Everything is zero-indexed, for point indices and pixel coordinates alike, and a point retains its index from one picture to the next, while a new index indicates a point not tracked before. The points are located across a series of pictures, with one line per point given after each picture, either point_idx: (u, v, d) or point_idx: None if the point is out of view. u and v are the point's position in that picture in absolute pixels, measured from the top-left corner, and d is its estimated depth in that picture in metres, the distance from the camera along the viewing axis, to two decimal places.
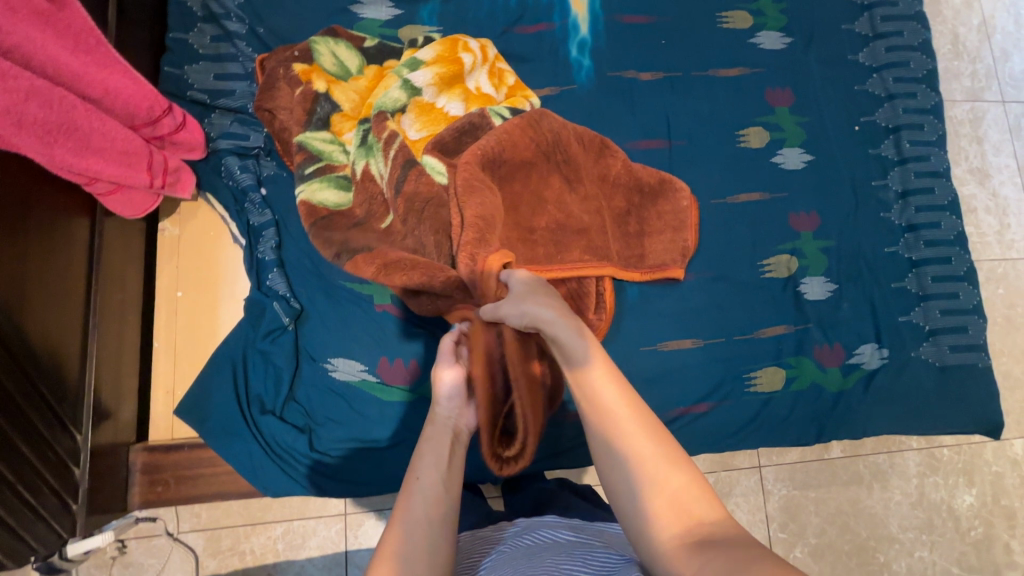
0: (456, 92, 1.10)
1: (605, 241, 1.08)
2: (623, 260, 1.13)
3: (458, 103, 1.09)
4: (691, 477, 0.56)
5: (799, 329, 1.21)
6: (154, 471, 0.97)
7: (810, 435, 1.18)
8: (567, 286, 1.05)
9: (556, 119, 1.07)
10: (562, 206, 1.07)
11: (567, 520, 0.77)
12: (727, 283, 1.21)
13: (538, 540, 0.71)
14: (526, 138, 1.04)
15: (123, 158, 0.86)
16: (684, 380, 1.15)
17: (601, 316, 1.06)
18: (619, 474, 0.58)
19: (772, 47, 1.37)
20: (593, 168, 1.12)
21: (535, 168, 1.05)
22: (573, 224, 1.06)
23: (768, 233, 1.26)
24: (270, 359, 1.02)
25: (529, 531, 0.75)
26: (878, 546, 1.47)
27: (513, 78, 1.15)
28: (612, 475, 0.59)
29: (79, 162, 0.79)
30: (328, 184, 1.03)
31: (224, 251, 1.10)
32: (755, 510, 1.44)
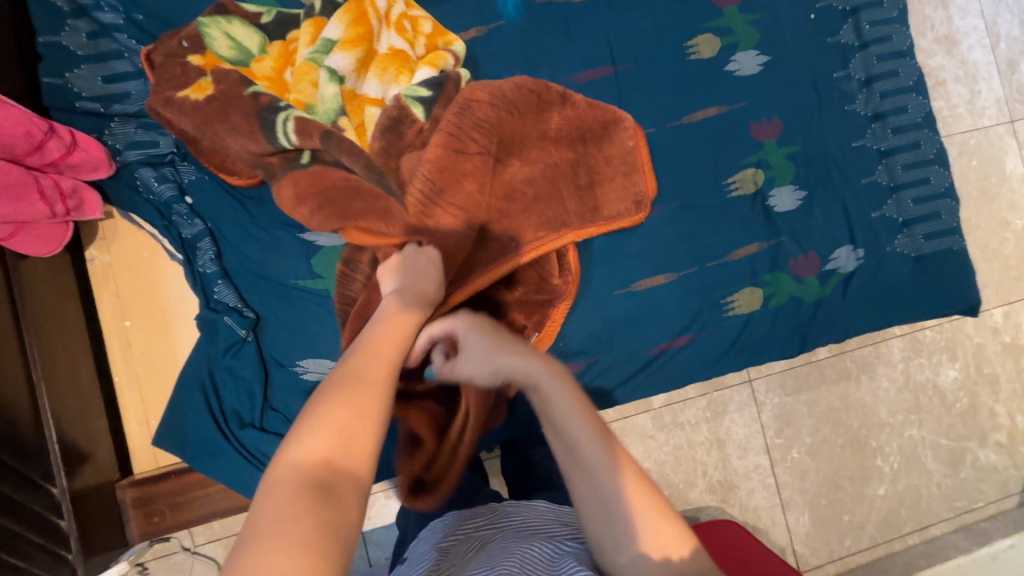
0: (372, 69, 1.01)
1: (554, 206, 1.05)
2: (583, 218, 1.07)
3: (375, 84, 1.01)
4: (675, 530, 0.56)
5: (771, 244, 1.18)
6: (146, 503, 0.96)
7: (794, 346, 1.17)
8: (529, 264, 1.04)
9: (485, 90, 1.03)
10: (506, 179, 1.03)
11: (554, 507, 0.79)
12: (694, 210, 1.17)
13: (519, 527, 0.74)
14: (466, 113, 1.00)
15: (10, 192, 0.79)
16: (663, 317, 1.13)
17: (566, 280, 1.06)
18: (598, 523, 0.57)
19: None
20: (538, 131, 1.06)
21: (481, 143, 0.99)
22: (518, 195, 1.04)
23: (730, 149, 1.20)
24: (238, 373, 0.99)
25: (515, 515, 0.78)
26: (869, 434, 1.53)
27: (428, 26, 1.06)
28: (596, 531, 0.57)
29: None
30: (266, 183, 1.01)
31: (163, 270, 1.03)
32: (751, 423, 1.48)
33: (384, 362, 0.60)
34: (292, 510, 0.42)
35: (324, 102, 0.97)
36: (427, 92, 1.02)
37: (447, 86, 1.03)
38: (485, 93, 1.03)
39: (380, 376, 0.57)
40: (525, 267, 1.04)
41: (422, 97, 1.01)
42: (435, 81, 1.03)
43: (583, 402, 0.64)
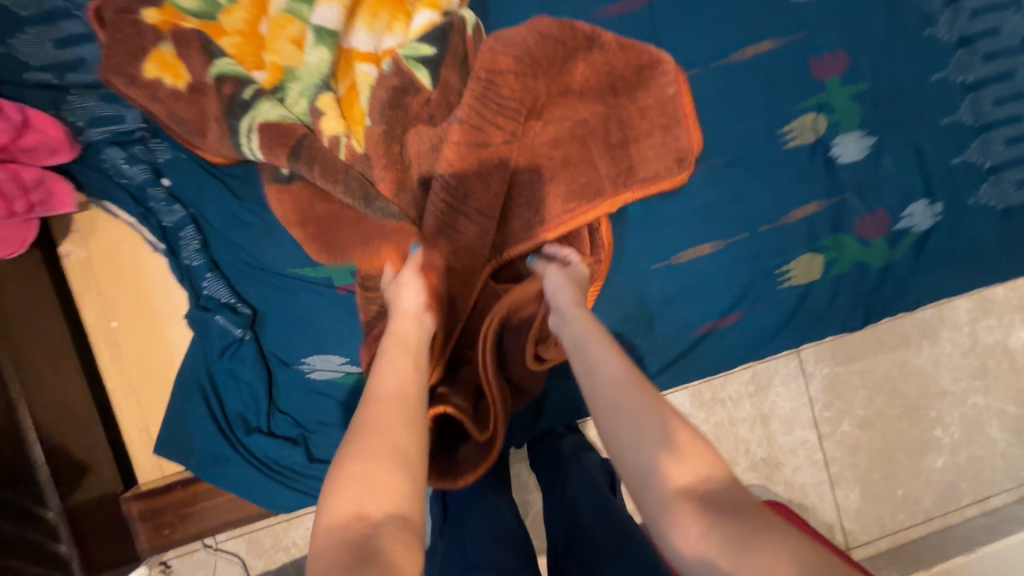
0: (360, 17, 0.86)
1: (582, 170, 0.92)
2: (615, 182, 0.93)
3: (365, 35, 0.87)
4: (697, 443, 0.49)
5: (834, 202, 1.02)
6: (154, 515, 0.89)
7: (857, 319, 1.03)
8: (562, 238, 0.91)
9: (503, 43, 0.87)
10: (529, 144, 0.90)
11: None
12: (743, 165, 1.01)
13: None
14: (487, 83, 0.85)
15: None
16: (708, 292, 1.00)
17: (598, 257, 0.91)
18: (623, 432, 0.51)
19: None
20: (560, 88, 0.92)
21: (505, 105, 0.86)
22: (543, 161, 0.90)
23: (786, 91, 1.02)
24: (239, 375, 0.90)
25: None
26: (929, 403, 1.40)
27: None
28: (616, 444, 0.52)
29: None
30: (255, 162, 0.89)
31: (147, 263, 0.92)
32: (797, 396, 1.36)
33: (405, 392, 0.58)
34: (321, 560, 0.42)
35: (307, 71, 0.84)
36: (430, 50, 0.87)
37: (451, 36, 0.87)
38: (505, 53, 0.87)
39: (399, 412, 0.55)
40: None
41: (424, 56, 0.87)
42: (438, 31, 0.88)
43: (607, 337, 0.64)
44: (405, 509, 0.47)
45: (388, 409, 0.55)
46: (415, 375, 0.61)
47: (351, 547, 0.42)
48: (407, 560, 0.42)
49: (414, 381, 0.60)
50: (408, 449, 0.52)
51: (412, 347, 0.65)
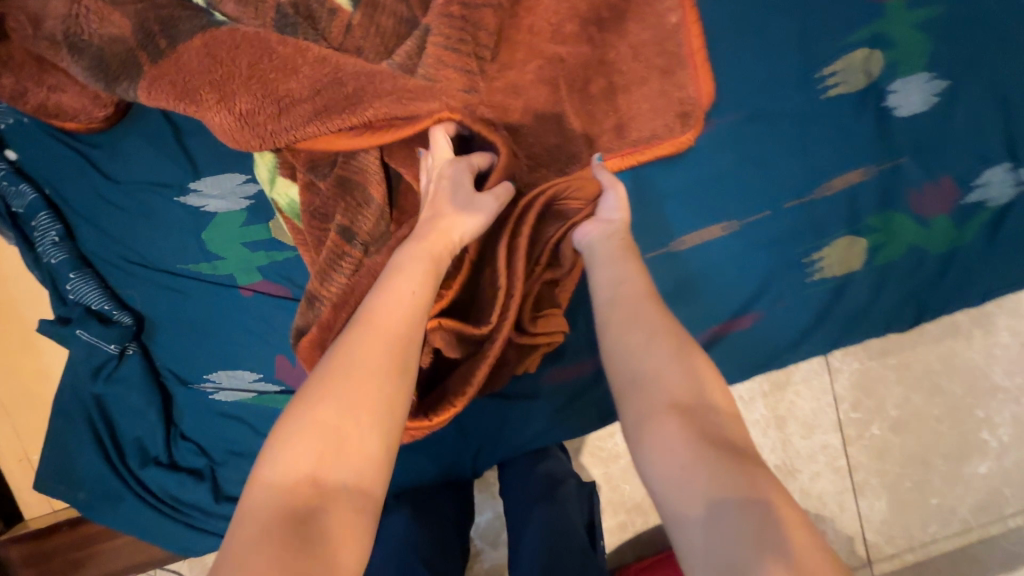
0: None
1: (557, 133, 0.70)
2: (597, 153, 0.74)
3: None
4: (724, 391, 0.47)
5: (885, 169, 0.79)
6: (39, 560, 0.75)
7: (907, 319, 0.82)
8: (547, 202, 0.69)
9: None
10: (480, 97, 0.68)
11: None
12: (768, 121, 0.77)
13: None
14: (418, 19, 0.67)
15: None
16: (716, 287, 0.79)
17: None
18: (632, 341, 0.51)
19: None
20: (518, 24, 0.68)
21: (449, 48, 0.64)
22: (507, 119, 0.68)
23: (829, 18, 0.76)
24: (126, 397, 0.73)
25: None
26: (976, 402, 1.20)
27: None
28: (632, 375, 0.49)
29: None
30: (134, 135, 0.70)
31: (6, 257, 0.73)
32: (820, 395, 1.17)
33: (399, 339, 0.48)
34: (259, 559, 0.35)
35: None
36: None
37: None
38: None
39: (383, 364, 0.45)
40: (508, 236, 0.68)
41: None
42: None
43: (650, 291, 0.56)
44: (368, 476, 0.41)
45: (375, 360, 0.45)
46: (419, 320, 0.50)
47: (286, 520, 0.37)
48: (350, 534, 0.38)
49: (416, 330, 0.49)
50: (383, 415, 0.43)
51: (424, 285, 0.52)
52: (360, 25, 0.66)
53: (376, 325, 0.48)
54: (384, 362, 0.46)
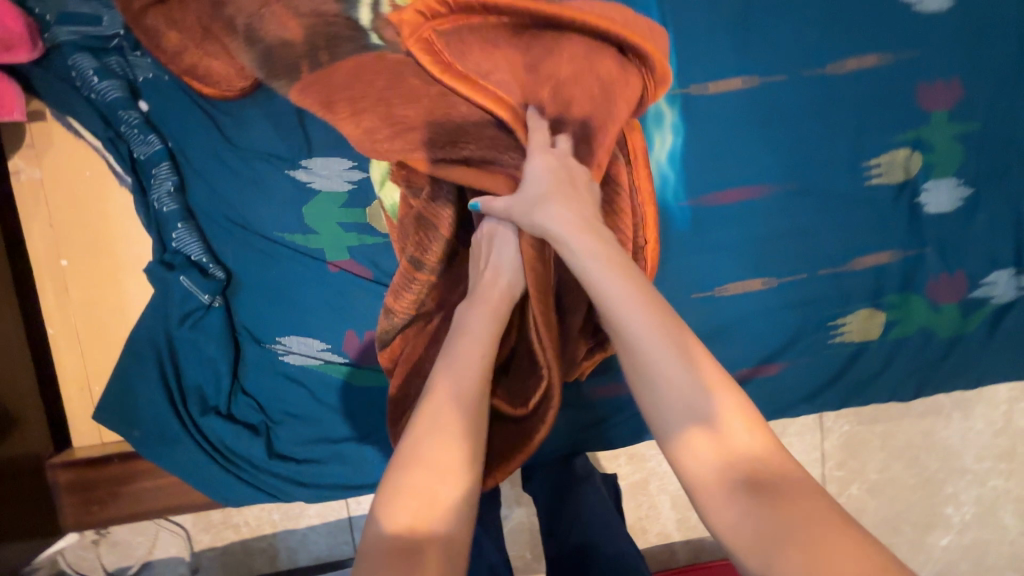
0: None
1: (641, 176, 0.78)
2: (662, 193, 0.84)
3: None
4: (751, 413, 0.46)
5: (909, 255, 0.89)
6: (84, 488, 0.78)
7: (908, 391, 0.91)
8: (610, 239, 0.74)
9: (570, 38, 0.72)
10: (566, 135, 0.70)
11: None
12: (816, 197, 0.87)
13: None
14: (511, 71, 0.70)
15: None
16: (751, 335, 0.87)
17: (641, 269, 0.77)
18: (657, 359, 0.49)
19: (937, 4, 0.86)
20: (621, 79, 0.73)
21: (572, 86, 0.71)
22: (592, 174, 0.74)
23: (883, 117, 0.87)
24: (201, 346, 0.77)
25: None
26: (946, 478, 1.29)
27: None
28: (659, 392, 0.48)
29: None
30: (259, 107, 0.75)
31: (111, 197, 0.78)
32: (810, 449, 1.26)
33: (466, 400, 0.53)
34: None
35: None
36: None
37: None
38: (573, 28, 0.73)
39: (456, 431, 0.50)
40: None
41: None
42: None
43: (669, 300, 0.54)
44: (456, 531, 0.45)
45: (449, 422, 0.51)
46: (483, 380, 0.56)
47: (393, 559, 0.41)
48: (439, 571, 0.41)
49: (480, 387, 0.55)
50: (463, 473, 0.48)
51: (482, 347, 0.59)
52: (468, 63, 0.71)
53: (447, 387, 0.54)
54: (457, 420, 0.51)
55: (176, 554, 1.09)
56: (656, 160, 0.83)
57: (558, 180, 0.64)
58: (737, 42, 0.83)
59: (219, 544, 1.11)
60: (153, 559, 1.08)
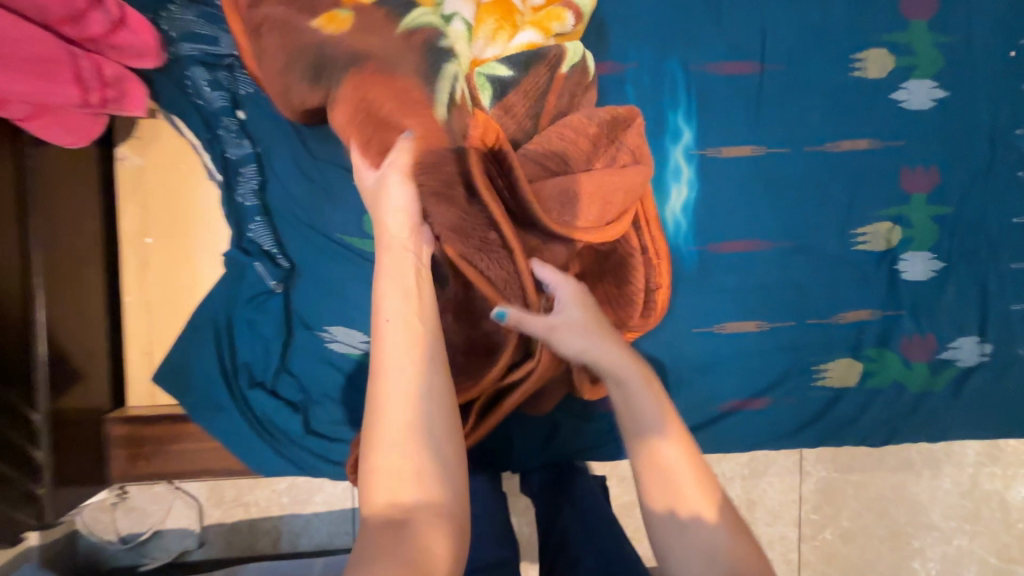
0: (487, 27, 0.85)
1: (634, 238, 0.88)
2: (674, 238, 0.96)
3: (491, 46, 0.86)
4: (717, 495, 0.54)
5: (887, 315, 1.00)
6: (134, 443, 0.86)
7: (879, 437, 1.01)
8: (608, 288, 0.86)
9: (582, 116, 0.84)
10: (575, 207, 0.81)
11: None
12: (808, 255, 0.99)
13: None
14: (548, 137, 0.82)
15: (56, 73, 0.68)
16: (742, 371, 0.98)
17: (647, 319, 0.89)
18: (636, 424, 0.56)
19: (920, 105, 1.00)
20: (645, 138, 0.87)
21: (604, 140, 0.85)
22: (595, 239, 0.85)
23: (870, 193, 1.00)
24: (258, 327, 0.87)
25: None
26: (914, 533, 1.37)
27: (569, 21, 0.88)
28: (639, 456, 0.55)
29: (32, 91, 0.65)
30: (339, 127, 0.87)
31: (198, 189, 0.90)
32: (789, 490, 1.34)
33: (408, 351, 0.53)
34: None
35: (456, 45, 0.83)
36: (508, 74, 0.85)
37: (537, 66, 0.85)
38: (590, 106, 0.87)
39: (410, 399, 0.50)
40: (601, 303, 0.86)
41: (499, 77, 0.84)
42: (533, 56, 0.85)
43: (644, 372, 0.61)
44: (442, 490, 0.47)
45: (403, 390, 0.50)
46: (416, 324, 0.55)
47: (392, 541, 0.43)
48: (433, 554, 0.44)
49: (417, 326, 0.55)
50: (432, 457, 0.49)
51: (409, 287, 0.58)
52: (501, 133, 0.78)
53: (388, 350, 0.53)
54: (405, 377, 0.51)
55: (186, 526, 1.14)
56: (671, 208, 0.96)
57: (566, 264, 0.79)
58: (749, 117, 0.97)
59: (227, 520, 1.15)
60: (165, 529, 1.13)
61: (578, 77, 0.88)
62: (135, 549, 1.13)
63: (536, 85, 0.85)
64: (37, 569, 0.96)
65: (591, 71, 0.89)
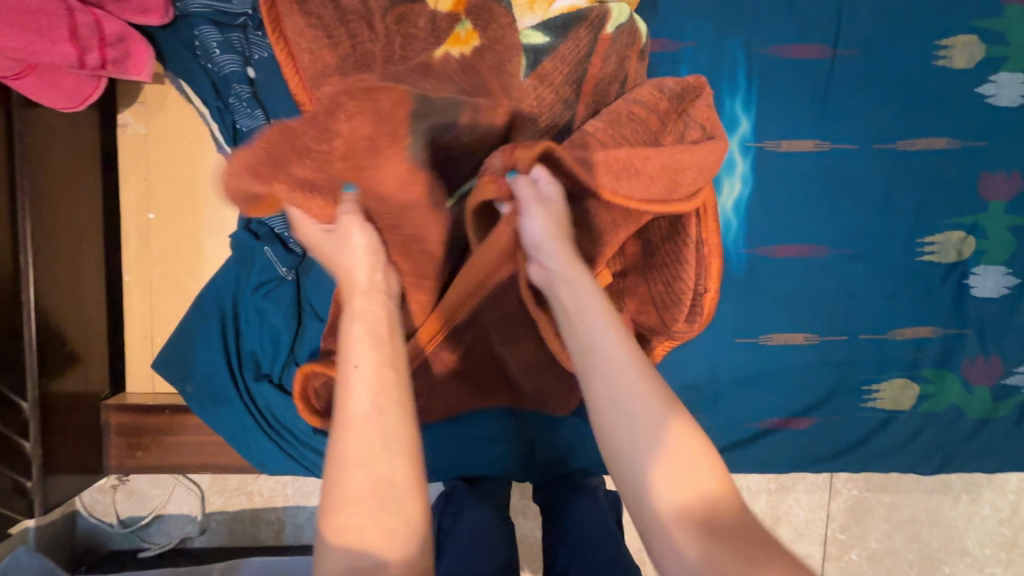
0: None
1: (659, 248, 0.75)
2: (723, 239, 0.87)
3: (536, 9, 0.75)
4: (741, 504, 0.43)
5: (950, 333, 0.91)
6: (132, 432, 0.81)
7: (929, 465, 0.93)
8: (649, 289, 0.76)
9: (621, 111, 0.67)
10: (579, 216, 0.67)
11: None
12: (868, 265, 0.90)
13: None
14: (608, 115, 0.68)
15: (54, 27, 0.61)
16: (787, 386, 0.90)
17: (692, 326, 0.78)
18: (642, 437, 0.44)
19: (1009, 101, 0.89)
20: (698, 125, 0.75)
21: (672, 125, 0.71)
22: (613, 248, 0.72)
23: (943, 199, 0.90)
24: (266, 316, 0.80)
25: None
26: (945, 558, 1.30)
27: None
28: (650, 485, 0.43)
29: (25, 47, 0.59)
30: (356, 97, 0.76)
31: (206, 161, 0.82)
32: (816, 508, 1.27)
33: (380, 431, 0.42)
34: None
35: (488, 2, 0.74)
36: (543, 40, 0.74)
37: (575, 29, 0.73)
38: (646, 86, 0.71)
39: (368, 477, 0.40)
40: (639, 302, 0.77)
41: (533, 45, 0.74)
42: (572, 19, 0.74)
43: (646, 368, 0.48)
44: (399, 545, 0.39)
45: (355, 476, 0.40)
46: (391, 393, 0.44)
47: None
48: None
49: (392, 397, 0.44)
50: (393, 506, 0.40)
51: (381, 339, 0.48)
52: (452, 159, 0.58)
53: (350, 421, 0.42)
54: (368, 457, 0.41)
55: (188, 512, 1.10)
56: (722, 206, 0.87)
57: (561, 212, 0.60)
58: (815, 108, 0.87)
59: (230, 509, 1.11)
60: (166, 514, 1.09)
61: (627, 38, 0.74)
62: (135, 533, 1.09)
63: (575, 48, 0.73)
64: (32, 553, 0.93)
65: (643, 34, 0.76)
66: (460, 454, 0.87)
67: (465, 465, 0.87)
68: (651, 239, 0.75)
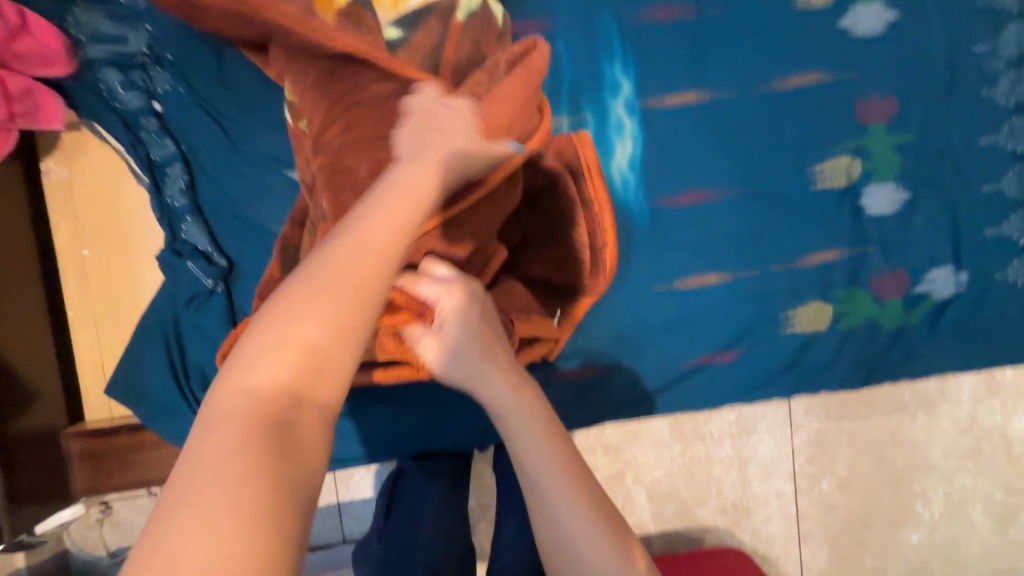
0: None
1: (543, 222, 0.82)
2: (623, 197, 0.93)
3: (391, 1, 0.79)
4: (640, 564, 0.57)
5: (854, 253, 0.97)
6: (95, 456, 0.86)
7: (857, 380, 0.98)
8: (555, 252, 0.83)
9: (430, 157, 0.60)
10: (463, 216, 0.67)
11: None
12: (767, 199, 0.95)
13: None
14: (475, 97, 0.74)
15: None
16: (709, 325, 0.95)
17: (597, 280, 0.87)
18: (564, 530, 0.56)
19: (870, 29, 0.95)
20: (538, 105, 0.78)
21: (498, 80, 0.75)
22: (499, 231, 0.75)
23: (826, 127, 0.96)
24: (203, 328, 0.85)
25: None
26: (914, 476, 1.34)
27: None
28: (562, 542, 0.57)
29: None
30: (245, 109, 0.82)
31: (129, 194, 0.88)
32: (780, 445, 1.31)
33: (331, 346, 0.37)
34: (233, 469, 0.31)
35: None
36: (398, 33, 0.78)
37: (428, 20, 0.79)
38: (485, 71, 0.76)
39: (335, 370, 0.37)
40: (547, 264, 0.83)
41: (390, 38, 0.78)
42: (425, 10, 0.80)
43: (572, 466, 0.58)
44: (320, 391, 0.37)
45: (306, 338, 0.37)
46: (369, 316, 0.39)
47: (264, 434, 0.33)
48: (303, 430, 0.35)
49: (352, 315, 0.38)
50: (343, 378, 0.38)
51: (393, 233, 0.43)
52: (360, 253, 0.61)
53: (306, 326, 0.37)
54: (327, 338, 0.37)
55: None
56: (617, 165, 0.92)
57: (476, 323, 0.61)
58: (690, 63, 0.93)
59: None
60: None
61: (482, 22, 0.81)
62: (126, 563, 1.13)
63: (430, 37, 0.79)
64: None
65: (498, 17, 0.84)
66: (408, 432, 0.91)
67: (413, 443, 0.92)
68: (542, 207, 0.82)
